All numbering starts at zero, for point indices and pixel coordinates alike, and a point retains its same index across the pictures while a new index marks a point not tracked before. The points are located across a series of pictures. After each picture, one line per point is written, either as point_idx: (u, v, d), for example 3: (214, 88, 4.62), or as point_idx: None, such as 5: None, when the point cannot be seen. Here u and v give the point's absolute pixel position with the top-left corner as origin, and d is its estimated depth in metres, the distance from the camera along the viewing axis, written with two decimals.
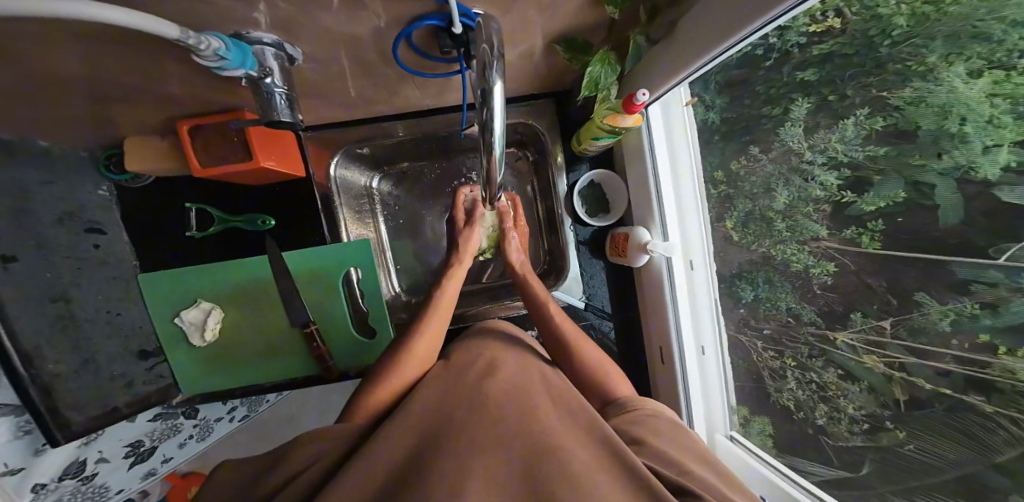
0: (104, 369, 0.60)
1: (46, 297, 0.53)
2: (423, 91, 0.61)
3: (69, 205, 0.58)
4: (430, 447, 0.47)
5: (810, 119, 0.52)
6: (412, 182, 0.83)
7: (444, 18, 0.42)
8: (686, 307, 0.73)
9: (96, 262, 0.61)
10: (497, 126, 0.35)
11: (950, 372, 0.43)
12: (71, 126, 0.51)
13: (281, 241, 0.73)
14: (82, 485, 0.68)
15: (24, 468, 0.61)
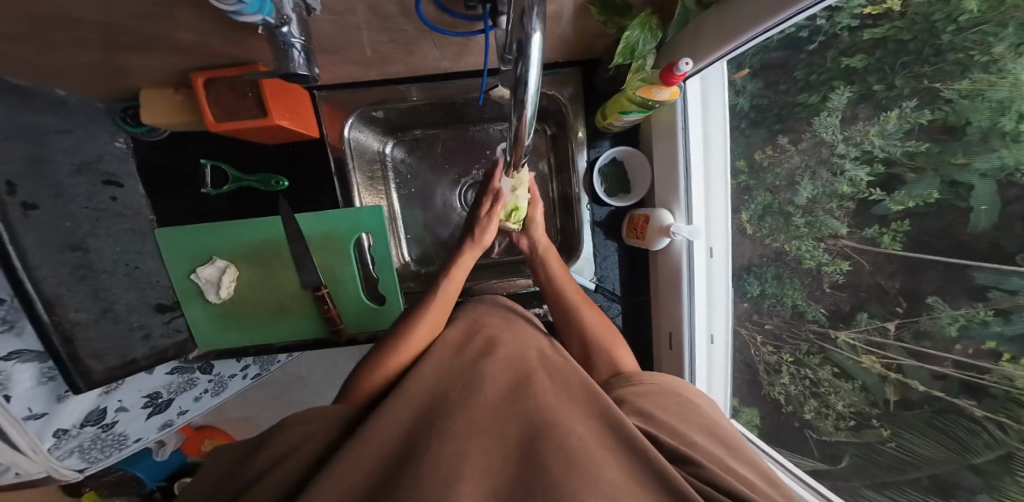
0: (123, 320, 0.61)
1: (67, 247, 0.53)
2: (443, 53, 0.58)
3: (88, 156, 0.58)
4: (425, 421, 0.45)
5: (848, 110, 0.49)
6: (425, 150, 0.80)
7: None
8: (702, 296, 0.70)
9: (114, 214, 0.62)
10: (531, 82, 0.32)
11: (946, 376, 0.44)
12: (87, 76, 0.50)
13: (293, 202, 0.72)
14: (103, 433, 0.73)
15: (47, 414, 0.64)
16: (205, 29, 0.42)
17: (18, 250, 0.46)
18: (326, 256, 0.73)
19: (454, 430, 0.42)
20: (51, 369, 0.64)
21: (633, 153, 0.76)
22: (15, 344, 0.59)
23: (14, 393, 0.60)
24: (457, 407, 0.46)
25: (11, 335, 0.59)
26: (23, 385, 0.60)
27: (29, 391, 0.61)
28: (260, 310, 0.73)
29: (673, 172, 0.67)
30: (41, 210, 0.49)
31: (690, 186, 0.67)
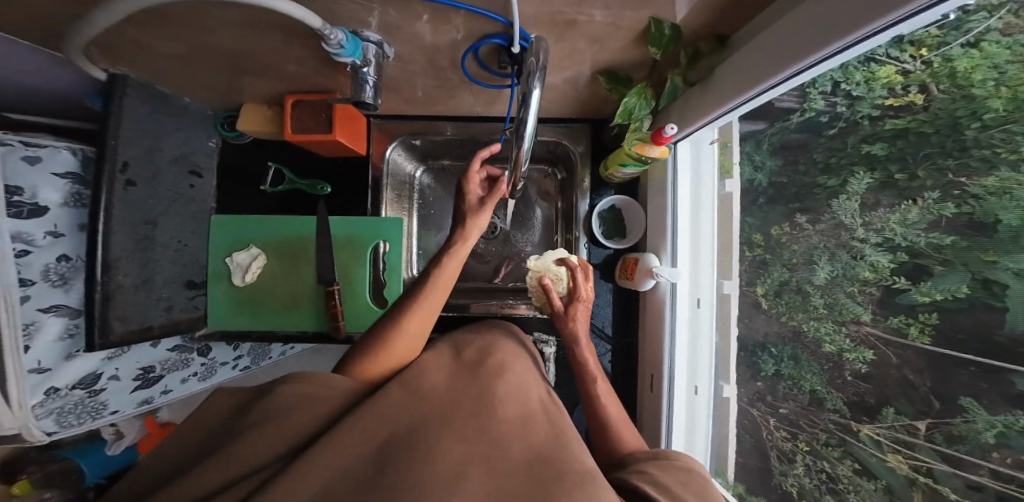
0: (154, 290, 0.64)
1: (140, 220, 0.60)
2: (477, 100, 0.70)
3: (188, 149, 0.70)
4: (418, 429, 0.36)
5: (869, 195, 0.46)
6: (449, 178, 0.89)
7: (507, 39, 0.50)
8: (683, 339, 0.75)
9: (187, 199, 0.71)
10: (526, 126, 0.40)
11: (984, 488, 0.36)
12: (208, 88, 0.63)
13: (332, 206, 0.83)
14: (87, 398, 0.64)
15: (48, 370, 0.58)
16: (307, 64, 0.54)
17: (106, 219, 0.53)
18: (347, 258, 0.80)
19: (450, 450, 0.34)
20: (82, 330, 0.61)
21: (631, 203, 0.84)
22: (56, 298, 0.57)
23: (35, 341, 0.55)
24: (461, 418, 0.38)
25: (58, 289, 0.58)
26: (46, 337, 0.56)
27: (47, 344, 0.57)
28: (274, 299, 0.79)
29: (663, 221, 0.75)
30: (136, 184, 0.58)
31: (677, 235, 0.74)
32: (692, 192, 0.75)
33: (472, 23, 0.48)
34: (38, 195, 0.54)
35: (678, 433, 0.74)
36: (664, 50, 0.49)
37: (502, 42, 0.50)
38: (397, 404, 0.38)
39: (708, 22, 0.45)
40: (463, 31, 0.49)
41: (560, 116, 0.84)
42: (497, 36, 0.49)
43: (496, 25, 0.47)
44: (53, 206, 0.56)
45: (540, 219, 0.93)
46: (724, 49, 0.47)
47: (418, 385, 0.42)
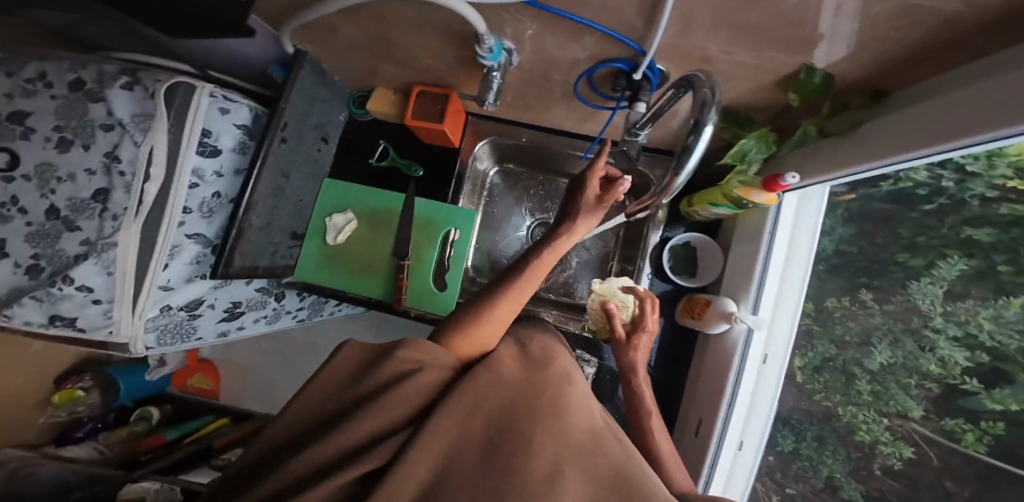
0: (268, 234, 0.72)
1: (279, 171, 0.69)
2: (574, 116, 0.72)
3: (325, 117, 0.79)
4: (513, 422, 0.37)
5: (956, 284, 0.49)
6: (517, 181, 0.93)
7: (630, 65, 0.50)
8: (744, 396, 0.67)
9: (311, 160, 0.79)
10: (692, 162, 0.35)
11: None
12: (355, 68, 0.76)
13: (419, 189, 0.88)
14: (186, 320, 0.69)
15: (171, 289, 0.63)
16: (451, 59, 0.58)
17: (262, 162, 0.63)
18: (422, 236, 0.84)
19: (549, 444, 0.35)
20: (211, 260, 0.67)
21: (709, 243, 0.79)
22: (201, 228, 0.64)
23: (174, 259, 0.62)
24: (550, 416, 0.39)
25: (204, 220, 0.64)
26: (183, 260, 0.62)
27: (181, 265, 0.63)
28: (348, 260, 0.84)
29: (749, 266, 0.67)
30: (287, 142, 0.69)
31: (764, 283, 0.66)
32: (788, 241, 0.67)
33: (601, 48, 0.49)
34: (220, 139, 0.62)
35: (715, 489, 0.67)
36: (803, 96, 0.47)
37: (622, 68, 0.51)
38: (490, 394, 0.40)
39: (867, 73, 0.43)
40: (588, 52, 0.51)
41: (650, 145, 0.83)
42: (621, 60, 0.50)
43: (625, 51, 0.48)
44: (227, 153, 0.64)
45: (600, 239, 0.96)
46: (878, 106, 0.44)
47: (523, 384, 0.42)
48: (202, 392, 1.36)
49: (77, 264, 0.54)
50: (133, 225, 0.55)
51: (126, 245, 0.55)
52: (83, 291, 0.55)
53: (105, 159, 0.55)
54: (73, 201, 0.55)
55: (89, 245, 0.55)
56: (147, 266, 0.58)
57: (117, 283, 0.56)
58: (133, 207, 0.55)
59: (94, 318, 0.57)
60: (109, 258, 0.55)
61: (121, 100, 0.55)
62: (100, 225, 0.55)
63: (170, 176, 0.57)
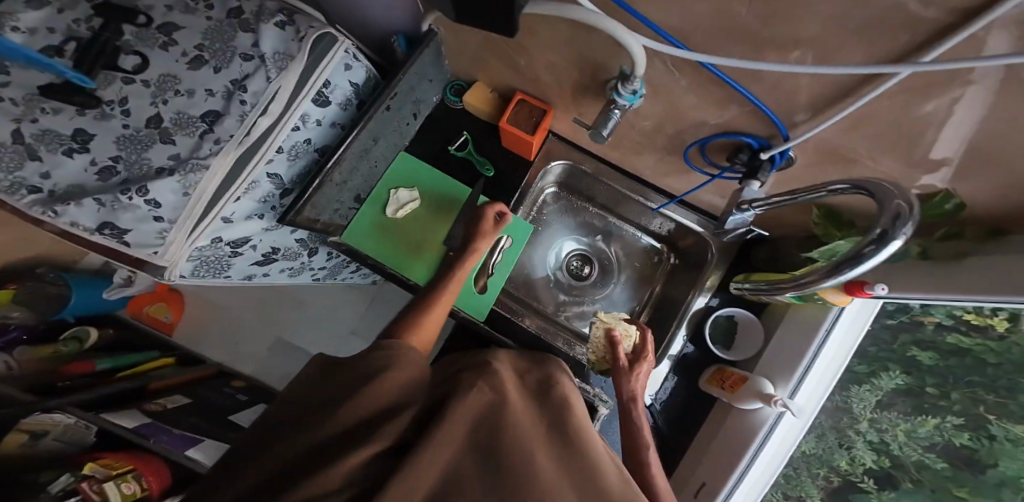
0: (334, 193, 0.71)
1: (369, 134, 0.71)
2: (656, 165, 0.73)
3: (420, 92, 0.79)
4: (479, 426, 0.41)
5: (887, 397, 0.65)
6: (575, 211, 1.04)
7: (762, 142, 0.51)
8: (755, 473, 0.68)
9: (394, 130, 0.79)
10: (860, 270, 0.32)
11: None
12: (464, 56, 0.76)
13: (484, 188, 0.87)
14: (225, 256, 0.66)
15: (230, 223, 0.62)
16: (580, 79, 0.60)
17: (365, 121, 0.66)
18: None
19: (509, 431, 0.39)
20: (277, 202, 0.68)
21: (752, 321, 0.81)
22: (281, 169, 0.65)
23: (246, 195, 0.61)
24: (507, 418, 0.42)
25: (287, 163, 0.66)
26: (253, 196, 0.62)
27: (249, 201, 0.63)
28: (394, 233, 0.82)
29: (795, 357, 0.68)
30: (390, 110, 0.72)
31: (806, 375, 0.67)
32: (840, 342, 0.65)
33: (740, 120, 0.49)
34: (333, 93, 0.68)
35: None
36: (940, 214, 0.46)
37: (752, 142, 0.52)
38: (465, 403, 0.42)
39: (995, 214, 0.44)
40: (723, 122, 0.51)
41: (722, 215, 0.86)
42: (751, 136, 0.51)
43: (766, 130, 0.48)
44: (334, 105, 0.69)
45: (631, 287, 1.03)
46: (993, 243, 0.45)
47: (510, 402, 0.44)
48: (153, 321, 1.46)
49: (159, 178, 0.53)
50: (232, 153, 0.57)
51: (216, 171, 0.56)
52: (150, 205, 0.54)
53: (232, 85, 0.59)
54: (181, 115, 0.59)
55: (178, 160, 0.56)
56: (221, 194, 0.58)
57: (189, 206, 0.55)
58: (239, 136, 0.57)
59: (148, 235, 0.55)
60: (193, 179, 0.54)
61: (269, 35, 0.60)
62: (199, 143, 0.57)
63: (283, 115, 0.61)
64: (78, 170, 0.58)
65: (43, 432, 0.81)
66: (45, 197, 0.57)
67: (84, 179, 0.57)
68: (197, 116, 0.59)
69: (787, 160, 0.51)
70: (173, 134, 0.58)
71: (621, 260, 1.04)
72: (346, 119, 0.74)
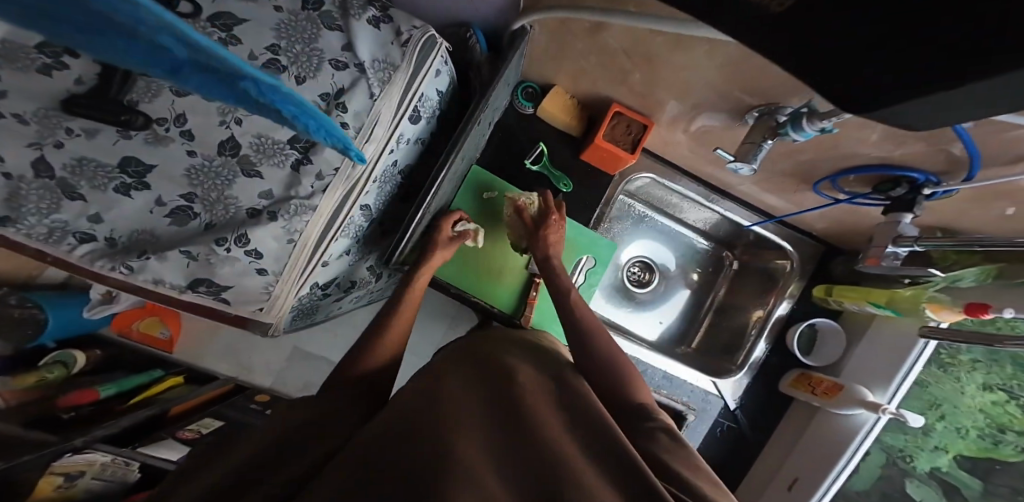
0: (425, 221, 0.64)
1: (461, 154, 0.62)
2: (758, 183, 0.72)
3: (499, 101, 0.70)
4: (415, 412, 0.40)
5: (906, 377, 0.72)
6: (642, 222, 1.00)
7: (928, 178, 0.50)
8: (848, 470, 0.75)
9: (475, 144, 0.70)
10: None
11: None
12: (551, 62, 0.68)
13: (564, 204, 0.81)
14: (314, 299, 0.59)
15: (326, 265, 0.55)
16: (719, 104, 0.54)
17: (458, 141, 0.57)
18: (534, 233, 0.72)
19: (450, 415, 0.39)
20: (366, 236, 0.59)
21: (834, 329, 0.87)
22: (372, 199, 0.55)
23: (341, 234, 0.53)
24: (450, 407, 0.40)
25: (377, 192, 0.55)
26: (349, 236, 0.54)
27: (344, 242, 0.54)
28: (469, 257, 0.76)
29: (891, 367, 0.75)
30: (480, 124, 0.63)
31: (902, 383, 0.73)
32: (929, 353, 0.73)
33: (917, 155, 0.47)
34: (425, 105, 0.56)
35: None
36: None
37: (915, 177, 0.51)
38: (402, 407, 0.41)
39: None
40: (891, 156, 0.49)
41: (804, 228, 0.87)
42: (921, 172, 0.50)
43: (943, 165, 0.47)
44: (424, 120, 0.59)
45: (691, 291, 1.03)
46: None
47: (430, 386, 0.44)
48: (149, 340, 1.11)
49: (260, 224, 0.46)
50: (338, 191, 0.49)
51: (322, 214, 0.49)
52: (251, 256, 0.47)
53: (323, 101, 0.48)
54: (261, 140, 0.45)
55: (273, 199, 0.47)
56: (323, 238, 0.50)
57: (293, 258, 0.49)
58: (344, 168, 0.48)
59: (252, 289, 0.49)
60: (298, 224, 0.47)
61: (363, 37, 0.49)
62: (293, 177, 0.47)
63: (386, 139, 0.53)
64: (141, 211, 0.44)
65: (81, 473, 0.60)
66: (103, 246, 0.45)
67: (151, 223, 0.45)
68: (283, 142, 0.45)
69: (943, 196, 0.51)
70: (257, 166, 0.46)
71: (681, 266, 1.03)
72: (429, 133, 0.62)
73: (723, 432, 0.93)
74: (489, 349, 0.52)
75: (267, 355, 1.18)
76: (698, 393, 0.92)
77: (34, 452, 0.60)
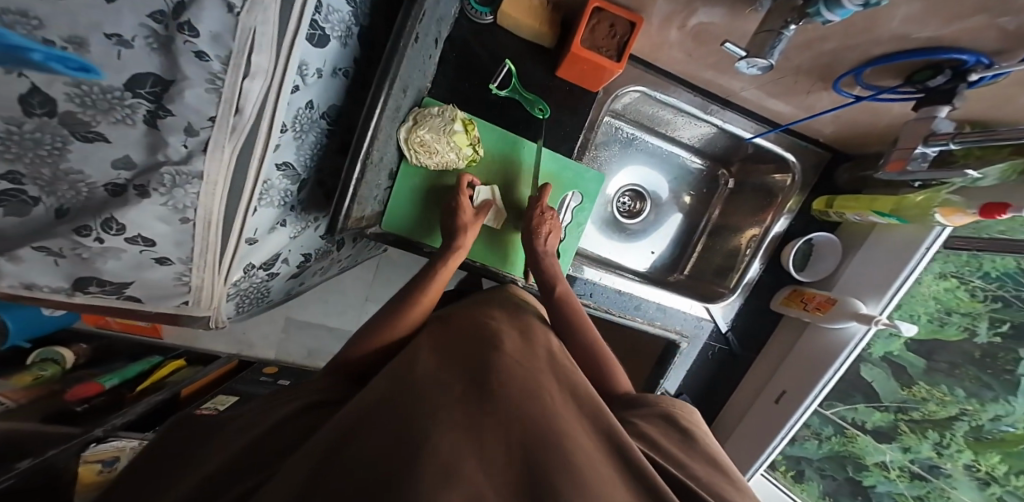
0: (378, 172, 0.54)
1: (402, 85, 0.50)
2: (764, 86, 0.62)
3: (443, 8, 0.54)
4: (403, 384, 0.38)
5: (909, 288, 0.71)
6: (630, 144, 0.90)
7: (977, 61, 0.42)
8: (833, 381, 0.77)
9: (421, 68, 0.56)
10: None
11: (919, 469, 0.84)
12: None
13: (542, 134, 0.70)
14: (257, 279, 0.54)
15: (255, 242, 0.48)
16: None
17: (394, 68, 0.45)
18: (460, 139, 0.60)
19: (442, 388, 0.37)
20: (298, 201, 0.51)
21: (832, 242, 0.83)
22: (292, 154, 0.45)
23: (263, 204, 0.45)
24: (444, 382, 0.38)
25: (296, 145, 0.45)
26: (272, 202, 0.46)
27: (269, 210, 0.46)
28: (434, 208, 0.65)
29: (889, 277, 0.72)
30: (417, 42, 0.48)
31: (899, 290, 0.71)
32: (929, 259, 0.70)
33: (965, 32, 0.38)
34: (330, 18, 0.41)
35: (783, 441, 0.82)
36: None
37: (963, 60, 0.42)
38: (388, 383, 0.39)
39: None
40: (940, 34, 0.40)
41: (809, 134, 0.78)
42: (972, 53, 0.41)
43: (999, 43, 0.38)
44: (333, 42, 0.43)
45: (683, 216, 0.97)
46: None
47: (410, 371, 0.41)
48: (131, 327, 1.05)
49: (129, 202, 0.33)
50: (226, 150, 0.35)
51: (218, 185, 0.36)
52: (140, 244, 0.37)
53: (159, 26, 0.27)
54: (84, 90, 0.27)
55: (134, 168, 0.33)
56: (234, 213, 0.41)
57: (199, 243, 0.40)
58: (222, 116, 0.32)
59: (159, 281, 0.41)
60: (183, 196, 0.35)
61: None
62: (154, 136, 0.31)
63: (275, 70, 0.35)
64: None
65: (116, 459, 0.69)
66: None
67: None
68: (117, 89, 0.28)
69: (990, 81, 0.43)
70: (94, 128, 0.29)
71: (672, 190, 0.96)
72: (350, 60, 0.49)
73: (713, 355, 0.92)
74: (478, 332, 0.51)
75: (263, 329, 1.15)
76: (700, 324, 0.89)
77: (60, 446, 0.66)
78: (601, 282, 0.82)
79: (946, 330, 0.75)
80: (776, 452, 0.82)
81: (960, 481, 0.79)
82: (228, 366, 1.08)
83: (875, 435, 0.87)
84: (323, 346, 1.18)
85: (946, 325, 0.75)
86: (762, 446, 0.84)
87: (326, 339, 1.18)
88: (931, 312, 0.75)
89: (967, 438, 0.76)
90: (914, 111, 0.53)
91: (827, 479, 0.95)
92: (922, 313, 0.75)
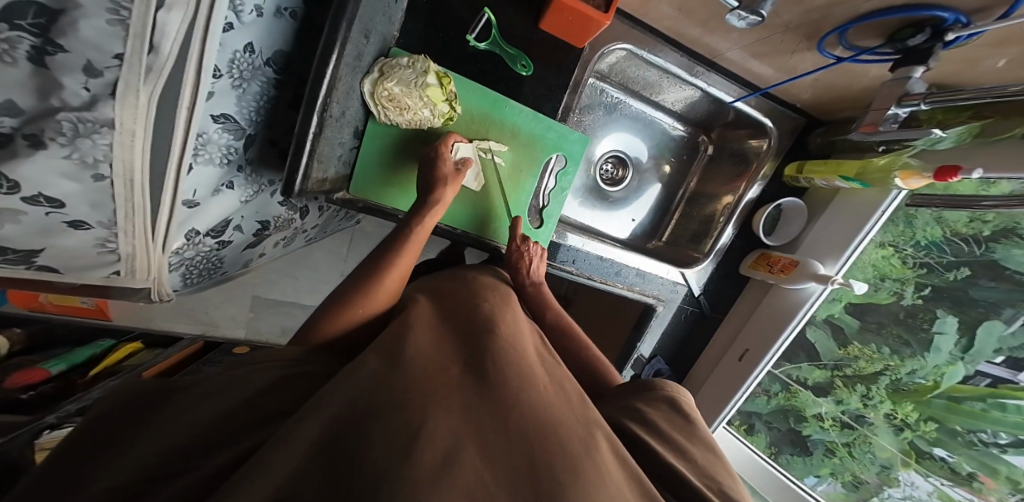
0: (341, 130, 0.49)
1: (364, 29, 0.44)
2: (749, 46, 0.61)
3: None
4: (392, 367, 0.35)
5: (857, 247, 0.76)
6: (614, 107, 0.87)
7: (955, 22, 0.42)
8: (790, 336, 0.84)
9: (387, 8, 0.50)
10: None
11: (841, 420, 0.90)
12: None
13: (524, 94, 0.65)
14: (207, 247, 0.50)
15: (197, 206, 0.43)
16: None
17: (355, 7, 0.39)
18: (434, 94, 0.55)
19: (437, 376, 0.35)
20: (246, 161, 0.45)
21: (798, 207, 0.86)
22: (231, 105, 0.39)
23: (199, 160, 0.39)
24: (439, 370, 0.36)
25: (235, 94, 0.39)
26: (209, 160, 0.40)
27: (206, 169, 0.40)
28: (409, 171, 0.61)
29: (846, 239, 0.77)
30: None
31: (855, 251, 0.77)
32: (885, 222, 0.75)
33: None
34: None
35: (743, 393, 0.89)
36: None
37: (943, 18, 0.42)
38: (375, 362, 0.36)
39: None
40: None
41: (789, 100, 0.79)
42: (952, 11, 0.41)
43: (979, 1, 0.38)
44: None
45: (663, 185, 0.98)
46: None
47: (398, 351, 0.38)
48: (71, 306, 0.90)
49: (21, 155, 0.26)
50: (142, 96, 0.29)
51: (136, 135, 0.30)
52: (44, 205, 0.30)
53: None
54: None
55: (22, 114, 0.25)
56: (164, 172, 0.35)
57: (121, 205, 0.34)
58: (132, 54, 0.26)
59: (78, 249, 0.35)
60: (93, 148, 0.29)
61: None
62: (43, 77, 0.24)
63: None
64: None
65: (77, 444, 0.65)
66: None
67: None
68: None
69: (964, 42, 0.44)
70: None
71: (652, 156, 0.95)
72: None
73: (685, 317, 0.96)
74: (465, 316, 0.49)
75: (227, 308, 1.08)
76: (681, 290, 0.91)
77: (8, 436, 0.59)
78: (584, 249, 0.82)
79: (886, 285, 0.80)
80: (738, 404, 0.89)
81: (880, 429, 0.86)
82: (192, 346, 0.99)
83: (814, 390, 0.92)
84: (295, 324, 1.15)
85: (893, 287, 0.79)
86: (725, 401, 0.91)
87: (303, 317, 1.15)
88: (879, 279, 0.80)
89: (887, 390, 0.83)
90: (889, 72, 0.54)
91: (772, 430, 0.99)
92: (862, 271, 0.79)
